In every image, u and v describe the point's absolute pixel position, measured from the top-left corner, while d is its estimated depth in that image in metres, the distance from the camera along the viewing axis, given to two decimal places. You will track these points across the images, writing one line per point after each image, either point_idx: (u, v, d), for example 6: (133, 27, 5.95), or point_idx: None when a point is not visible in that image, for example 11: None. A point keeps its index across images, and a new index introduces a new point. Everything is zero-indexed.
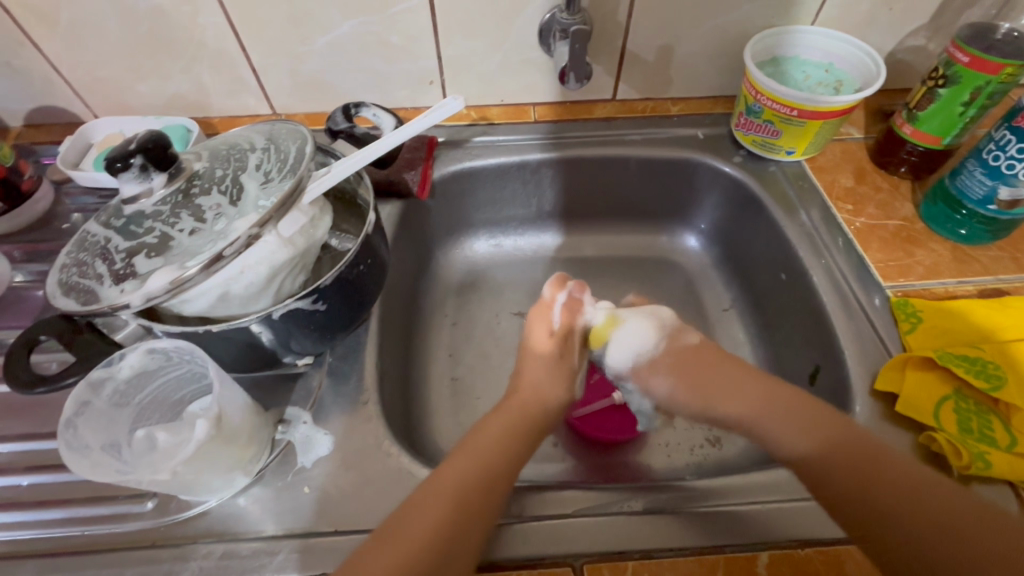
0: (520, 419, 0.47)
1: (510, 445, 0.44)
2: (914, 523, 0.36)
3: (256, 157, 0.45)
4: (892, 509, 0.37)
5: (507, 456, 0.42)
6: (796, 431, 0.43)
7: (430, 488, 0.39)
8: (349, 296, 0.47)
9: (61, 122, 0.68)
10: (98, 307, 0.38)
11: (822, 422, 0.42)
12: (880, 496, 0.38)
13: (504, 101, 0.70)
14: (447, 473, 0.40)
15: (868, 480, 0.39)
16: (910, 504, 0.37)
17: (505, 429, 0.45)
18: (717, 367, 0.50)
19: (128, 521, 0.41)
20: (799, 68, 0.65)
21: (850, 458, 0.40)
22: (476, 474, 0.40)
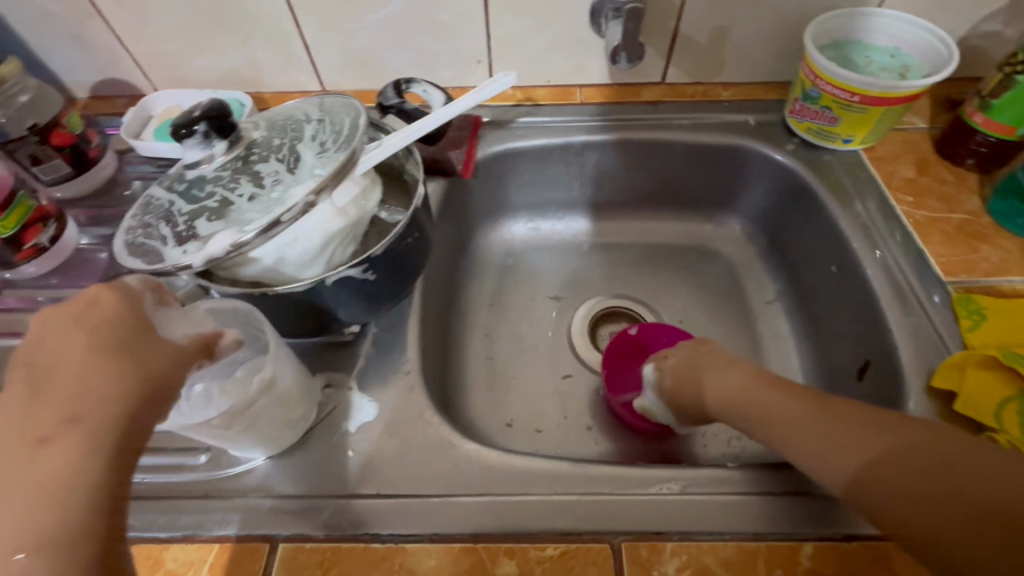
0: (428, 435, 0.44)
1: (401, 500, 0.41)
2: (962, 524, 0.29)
3: (311, 128, 0.46)
4: (942, 522, 0.30)
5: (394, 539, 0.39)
6: (826, 442, 0.36)
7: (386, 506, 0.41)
8: (396, 269, 0.48)
9: (124, 94, 0.71)
10: (163, 266, 0.39)
11: (856, 428, 0.35)
12: (930, 502, 0.31)
13: (550, 82, 0.70)
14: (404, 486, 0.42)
15: (918, 489, 0.31)
16: (958, 513, 0.30)
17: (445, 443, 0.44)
18: (732, 382, 0.44)
19: (183, 472, 0.43)
20: (863, 52, 0.62)
21: (891, 470, 0.33)
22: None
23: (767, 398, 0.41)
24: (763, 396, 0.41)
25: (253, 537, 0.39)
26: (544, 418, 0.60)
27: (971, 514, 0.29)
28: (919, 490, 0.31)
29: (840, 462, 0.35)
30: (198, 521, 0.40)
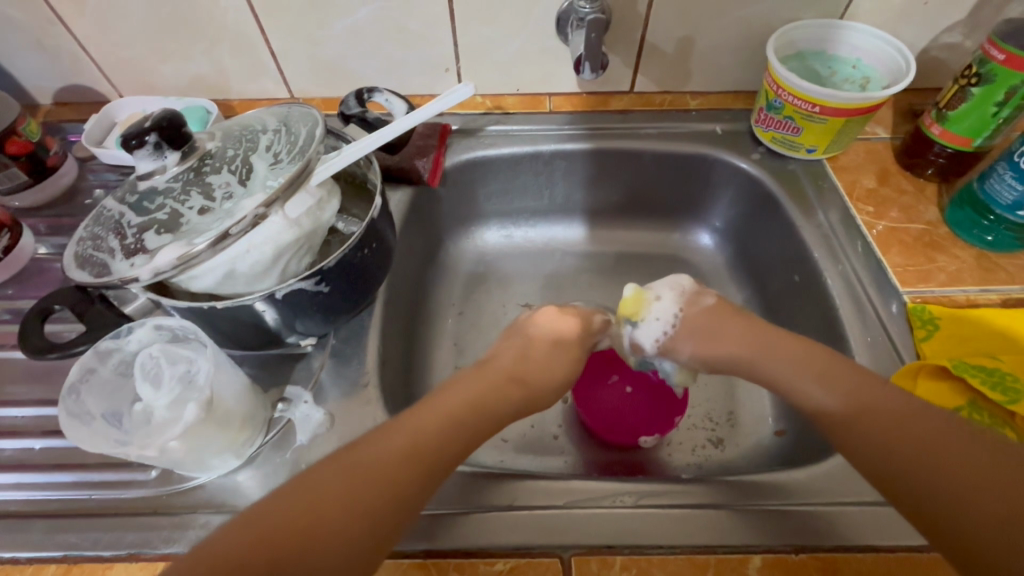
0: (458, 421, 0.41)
1: (476, 409, 0.43)
2: (950, 475, 0.34)
3: (267, 138, 0.46)
4: (928, 473, 0.35)
5: (436, 442, 0.39)
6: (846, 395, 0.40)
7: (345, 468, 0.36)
8: (354, 279, 0.47)
9: (88, 101, 0.70)
10: (110, 280, 0.39)
11: (871, 390, 0.40)
12: (919, 453, 0.36)
13: (520, 91, 0.70)
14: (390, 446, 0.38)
15: (917, 448, 0.36)
16: (946, 466, 0.34)
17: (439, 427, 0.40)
18: (750, 333, 0.48)
19: (133, 488, 0.42)
20: (827, 63, 0.63)
21: (894, 429, 0.37)
22: (376, 467, 0.36)
23: (792, 353, 0.45)
24: (786, 349, 0.45)
25: None
26: (510, 427, 0.60)
27: (960, 469, 0.34)
28: (916, 445, 0.36)
29: (848, 412, 0.40)
30: (144, 539, 0.39)
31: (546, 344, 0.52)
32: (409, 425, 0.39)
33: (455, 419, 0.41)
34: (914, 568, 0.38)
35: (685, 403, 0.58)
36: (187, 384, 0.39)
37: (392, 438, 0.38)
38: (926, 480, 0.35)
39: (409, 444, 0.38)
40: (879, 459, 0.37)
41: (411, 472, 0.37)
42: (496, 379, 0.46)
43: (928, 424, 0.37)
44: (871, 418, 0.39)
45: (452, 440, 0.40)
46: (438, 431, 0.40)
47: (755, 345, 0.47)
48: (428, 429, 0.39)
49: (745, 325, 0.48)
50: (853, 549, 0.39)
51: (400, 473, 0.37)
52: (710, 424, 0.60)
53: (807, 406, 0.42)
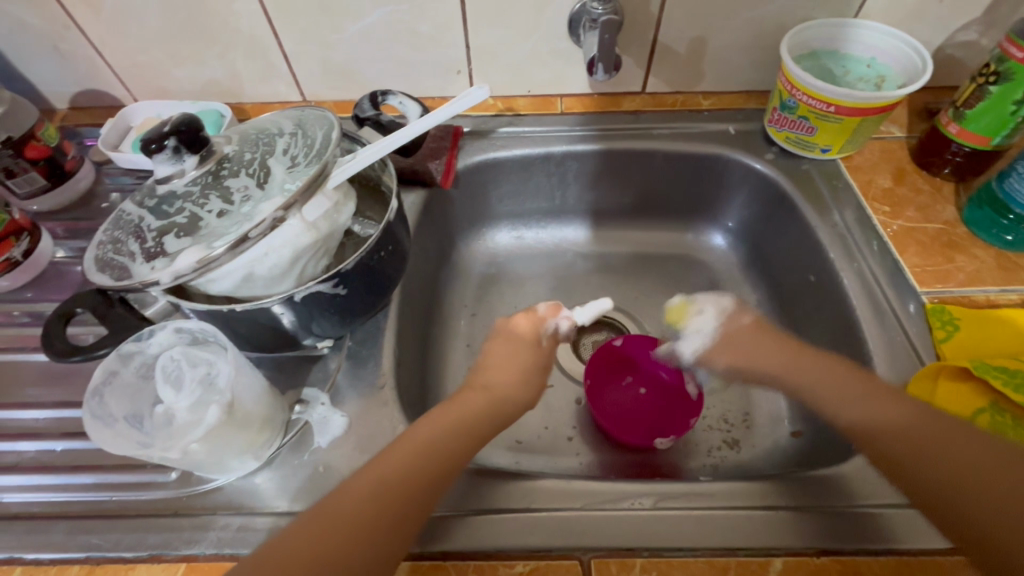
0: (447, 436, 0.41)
1: (452, 429, 0.42)
2: (978, 489, 0.33)
3: (283, 142, 0.46)
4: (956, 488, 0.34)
5: (413, 469, 0.38)
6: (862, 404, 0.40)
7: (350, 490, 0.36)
8: (370, 281, 0.47)
9: (103, 105, 0.71)
10: (130, 283, 0.39)
11: (894, 403, 0.39)
12: (946, 466, 0.35)
13: (531, 92, 0.70)
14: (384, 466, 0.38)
15: (944, 461, 0.35)
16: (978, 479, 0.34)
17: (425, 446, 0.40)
18: (772, 346, 0.47)
19: (153, 489, 0.42)
20: (841, 62, 0.62)
21: (920, 446, 0.36)
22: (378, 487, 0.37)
23: (813, 367, 0.44)
24: (810, 363, 0.45)
25: (222, 556, 0.39)
26: (525, 429, 0.60)
27: (991, 481, 0.33)
28: (940, 455, 0.35)
29: (857, 420, 0.40)
30: (165, 540, 0.39)
31: (505, 350, 0.51)
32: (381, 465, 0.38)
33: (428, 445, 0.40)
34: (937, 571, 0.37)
35: (700, 404, 0.58)
36: (208, 386, 0.39)
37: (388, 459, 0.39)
38: (961, 494, 0.34)
39: (388, 476, 0.37)
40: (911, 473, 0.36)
41: (391, 505, 0.36)
42: (464, 399, 0.45)
43: (948, 434, 0.36)
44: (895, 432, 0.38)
45: (425, 466, 0.39)
46: (414, 460, 0.39)
47: (776, 358, 0.46)
48: (411, 457, 0.39)
49: (761, 339, 0.48)
50: (876, 552, 0.38)
51: (378, 509, 0.35)
52: (726, 425, 0.60)
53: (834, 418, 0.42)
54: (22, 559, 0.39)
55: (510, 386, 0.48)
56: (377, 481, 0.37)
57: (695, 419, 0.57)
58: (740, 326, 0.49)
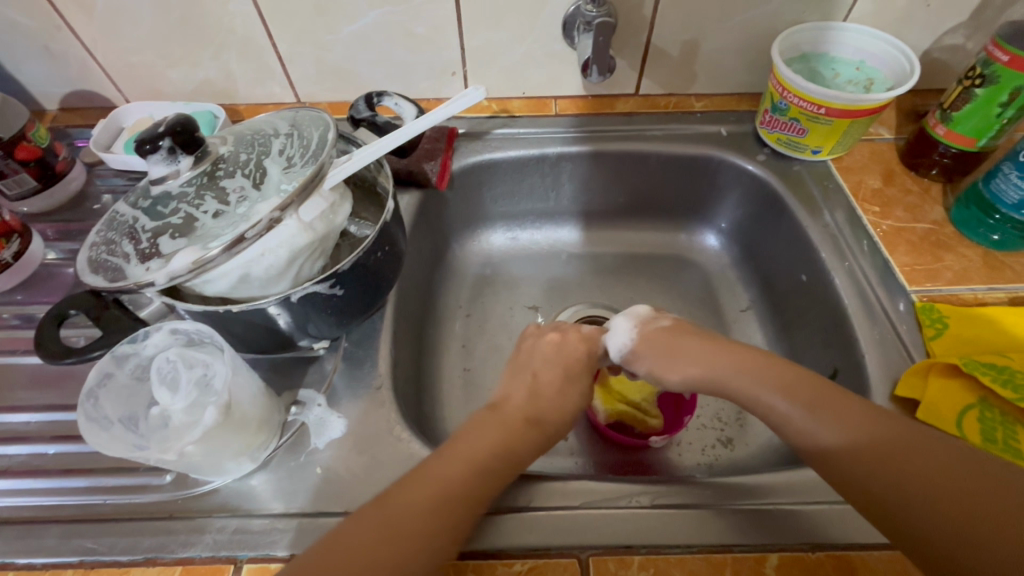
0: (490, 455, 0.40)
1: (502, 451, 0.41)
2: (929, 505, 0.34)
3: (279, 142, 0.46)
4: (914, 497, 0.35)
5: (455, 487, 0.38)
6: (825, 419, 0.39)
7: (396, 508, 0.36)
8: (366, 282, 0.47)
9: (95, 105, 0.70)
10: (124, 284, 0.39)
11: (842, 409, 0.39)
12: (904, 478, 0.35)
13: (526, 94, 0.70)
14: (417, 488, 0.37)
15: (902, 474, 0.35)
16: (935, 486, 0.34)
17: (463, 464, 0.39)
18: (712, 353, 0.46)
19: (147, 492, 0.42)
20: (831, 65, 0.63)
21: (877, 454, 0.37)
22: (401, 512, 0.35)
23: (750, 382, 0.43)
24: (755, 372, 0.44)
25: (219, 558, 0.39)
26: None
27: (951, 486, 0.34)
28: (921, 471, 0.35)
29: (832, 437, 0.39)
30: (161, 543, 0.39)
31: (557, 372, 0.48)
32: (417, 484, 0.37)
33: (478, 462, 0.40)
34: None
35: (693, 402, 0.59)
36: (204, 388, 0.39)
37: (433, 476, 0.38)
38: (918, 505, 0.34)
39: (431, 496, 0.37)
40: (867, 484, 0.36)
41: (435, 523, 0.36)
42: (512, 423, 0.44)
43: (894, 449, 0.37)
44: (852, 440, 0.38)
45: (477, 485, 0.39)
46: (460, 480, 0.38)
47: (717, 361, 0.45)
48: (453, 475, 0.38)
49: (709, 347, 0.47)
50: (869, 547, 0.39)
51: (426, 528, 0.35)
52: (719, 424, 0.60)
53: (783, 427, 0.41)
54: (14, 563, 0.39)
55: (563, 406, 0.47)
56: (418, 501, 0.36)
57: (689, 417, 0.58)
58: (671, 333, 0.49)
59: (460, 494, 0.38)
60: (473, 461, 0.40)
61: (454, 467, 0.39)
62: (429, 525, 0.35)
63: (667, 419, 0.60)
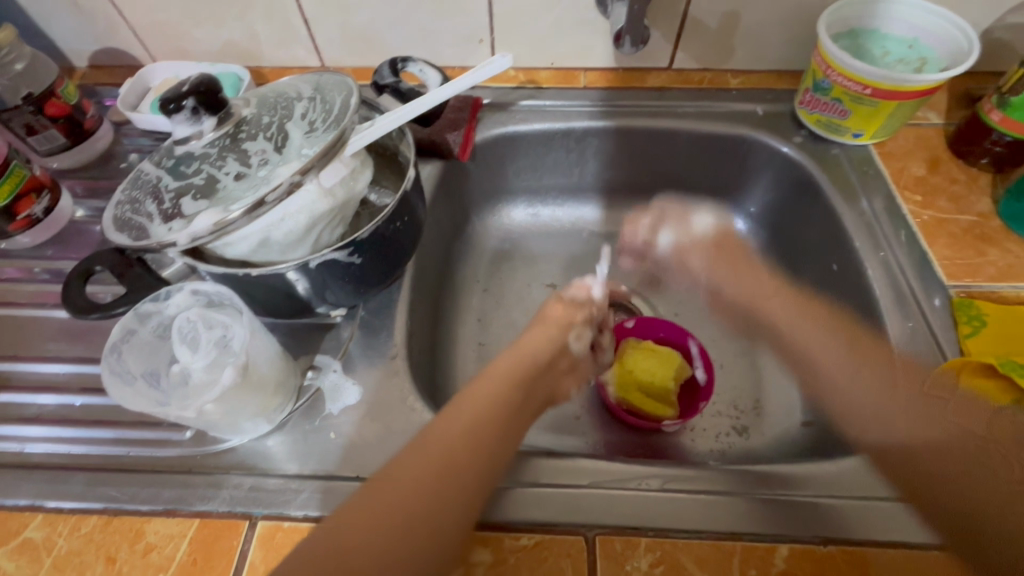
0: (487, 408, 0.40)
1: (494, 413, 0.40)
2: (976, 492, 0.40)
3: (302, 106, 0.45)
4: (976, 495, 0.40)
5: (443, 457, 0.36)
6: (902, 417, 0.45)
7: (403, 462, 0.36)
8: (385, 251, 0.47)
9: (122, 64, 0.70)
10: (148, 243, 0.39)
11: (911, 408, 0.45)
12: (968, 484, 0.40)
13: (554, 65, 0.68)
14: (415, 450, 0.36)
15: (965, 471, 0.41)
16: (998, 485, 0.40)
17: (464, 422, 0.38)
18: (810, 326, 0.56)
19: (168, 447, 0.43)
20: (881, 43, 0.60)
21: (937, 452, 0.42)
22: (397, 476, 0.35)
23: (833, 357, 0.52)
24: (817, 344, 0.54)
25: (235, 514, 0.39)
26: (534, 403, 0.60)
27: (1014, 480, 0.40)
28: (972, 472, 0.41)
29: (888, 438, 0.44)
30: (180, 495, 0.40)
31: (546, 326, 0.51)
32: (410, 458, 0.36)
33: (480, 424, 0.39)
34: (947, 567, 0.38)
35: (708, 389, 0.59)
36: (223, 348, 0.40)
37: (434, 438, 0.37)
38: (962, 493, 0.40)
39: (417, 460, 0.36)
40: (940, 497, 0.40)
41: (425, 484, 0.34)
42: (507, 380, 0.44)
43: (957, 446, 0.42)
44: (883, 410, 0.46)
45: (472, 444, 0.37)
46: (451, 442, 0.37)
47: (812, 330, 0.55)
48: (446, 439, 0.37)
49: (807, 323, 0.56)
50: (877, 543, 0.38)
51: (419, 490, 0.34)
52: (735, 412, 0.60)
53: (862, 427, 0.46)
54: (43, 506, 0.40)
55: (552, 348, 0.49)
56: (409, 486, 0.34)
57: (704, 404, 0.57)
58: (725, 258, 0.66)
59: (455, 455, 0.36)
60: (472, 421, 0.39)
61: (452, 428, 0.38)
62: (414, 503, 0.33)
63: (683, 405, 0.59)
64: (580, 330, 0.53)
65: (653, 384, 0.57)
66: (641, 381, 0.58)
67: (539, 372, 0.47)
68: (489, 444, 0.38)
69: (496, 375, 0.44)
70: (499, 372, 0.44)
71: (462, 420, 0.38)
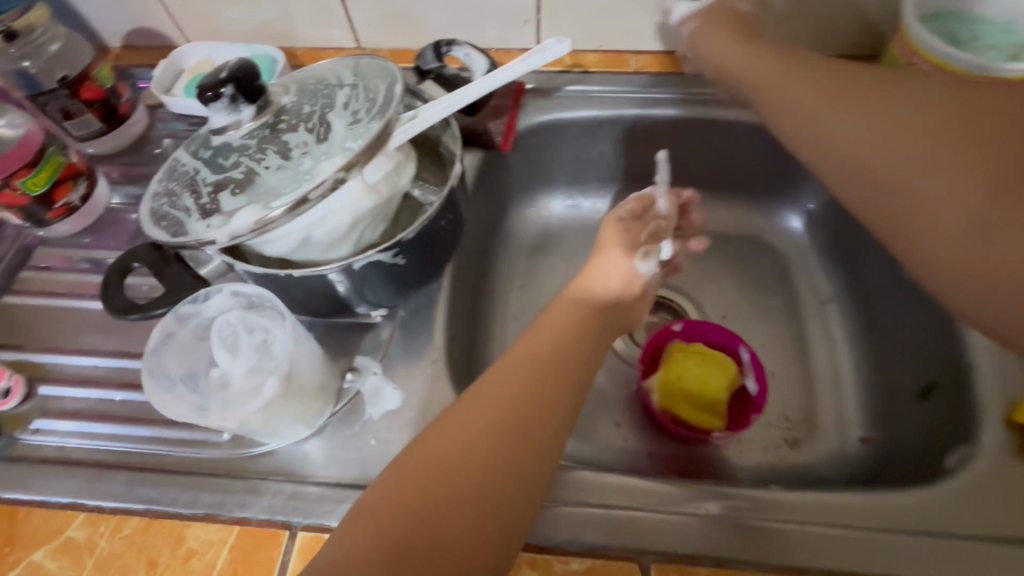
0: (553, 355, 0.39)
1: (561, 357, 0.39)
2: None
3: (343, 94, 0.43)
4: None
5: (514, 411, 0.36)
6: None
7: (467, 425, 0.35)
8: (429, 251, 0.45)
9: (157, 45, 0.69)
10: (186, 240, 0.37)
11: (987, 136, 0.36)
12: None
13: (603, 47, 0.64)
14: (480, 406, 0.36)
15: None
16: None
17: (529, 375, 0.38)
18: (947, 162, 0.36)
19: (207, 447, 0.42)
20: (970, 27, 0.54)
21: None
22: (460, 445, 0.34)
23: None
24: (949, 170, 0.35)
25: (274, 522, 0.38)
26: None
27: None
28: None
29: None
30: (219, 500, 0.39)
31: (614, 254, 0.48)
32: (493, 384, 0.37)
33: (559, 352, 0.39)
34: None
35: (761, 401, 0.55)
36: (263, 355, 0.38)
37: (495, 392, 0.37)
38: None
39: (488, 417, 0.35)
40: None
41: (499, 443, 0.34)
42: (574, 320, 0.43)
43: None
44: (926, 183, 0.37)
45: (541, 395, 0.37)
46: (518, 392, 0.36)
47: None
48: (510, 391, 0.36)
49: (819, 88, 0.45)
50: None
51: (492, 451, 0.34)
52: (786, 423, 0.57)
53: None
54: (84, 505, 0.40)
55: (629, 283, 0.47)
56: (482, 451, 0.34)
57: (756, 416, 0.54)
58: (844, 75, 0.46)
59: (525, 409, 0.36)
60: (539, 371, 0.38)
61: (511, 381, 0.37)
62: (491, 464, 0.33)
63: (731, 415, 0.56)
64: (647, 250, 0.49)
65: (700, 394, 0.55)
66: (688, 392, 0.55)
67: (613, 309, 0.46)
68: (561, 398, 0.37)
69: (570, 311, 0.43)
70: (565, 311, 0.43)
71: (523, 372, 0.37)
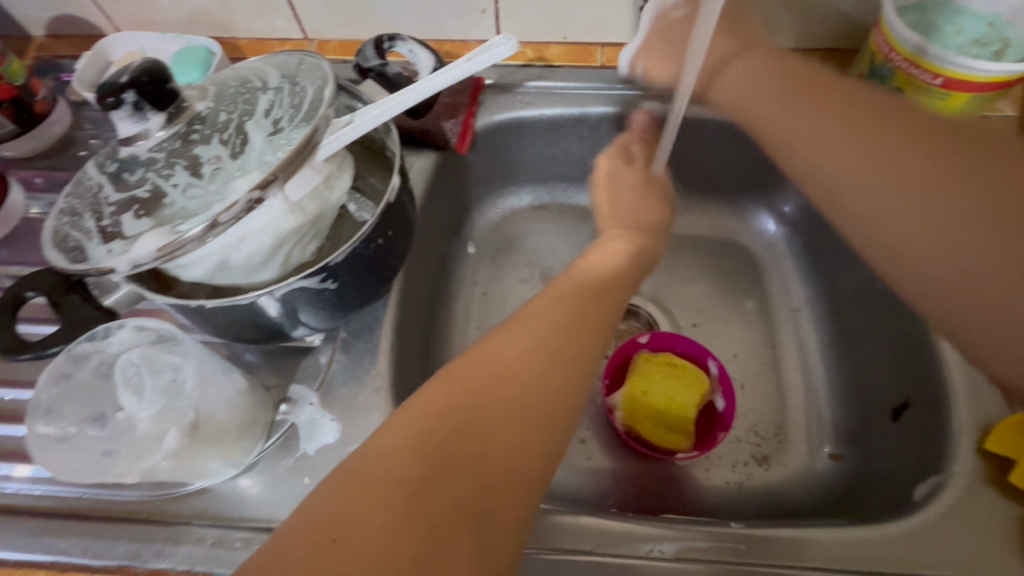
0: (579, 303, 0.39)
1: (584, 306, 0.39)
2: None
3: (266, 99, 0.38)
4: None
5: (540, 350, 0.35)
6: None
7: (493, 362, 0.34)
8: (366, 272, 0.41)
9: (82, 33, 0.63)
10: (85, 269, 0.33)
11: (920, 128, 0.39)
12: None
13: (567, 39, 0.60)
14: (507, 346, 0.35)
15: None
16: None
17: (557, 319, 0.37)
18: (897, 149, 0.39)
19: (124, 489, 0.38)
20: (952, 20, 0.50)
21: None
22: (492, 376, 0.33)
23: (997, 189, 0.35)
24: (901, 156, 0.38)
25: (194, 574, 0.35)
26: None
27: None
28: None
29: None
30: (136, 550, 0.36)
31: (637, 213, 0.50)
32: (524, 325, 0.37)
33: (584, 302, 0.39)
34: None
35: (728, 418, 0.53)
36: (173, 397, 0.35)
37: (521, 335, 0.36)
38: None
39: (517, 357, 0.34)
40: None
41: (528, 381, 0.33)
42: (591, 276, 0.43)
43: None
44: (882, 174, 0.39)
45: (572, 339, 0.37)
46: (547, 333, 0.36)
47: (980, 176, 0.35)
48: (536, 334, 0.36)
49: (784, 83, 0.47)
50: None
51: (522, 386, 0.33)
52: (755, 439, 0.55)
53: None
54: None
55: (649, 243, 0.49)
56: (508, 388, 0.32)
57: (723, 435, 0.52)
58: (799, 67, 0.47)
59: (555, 349, 0.35)
60: (569, 316, 0.38)
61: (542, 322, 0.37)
62: (517, 396, 0.32)
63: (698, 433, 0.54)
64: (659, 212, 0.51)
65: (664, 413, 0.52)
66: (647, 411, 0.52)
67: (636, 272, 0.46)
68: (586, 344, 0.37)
69: (582, 277, 0.43)
70: (587, 270, 0.44)
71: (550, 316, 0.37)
